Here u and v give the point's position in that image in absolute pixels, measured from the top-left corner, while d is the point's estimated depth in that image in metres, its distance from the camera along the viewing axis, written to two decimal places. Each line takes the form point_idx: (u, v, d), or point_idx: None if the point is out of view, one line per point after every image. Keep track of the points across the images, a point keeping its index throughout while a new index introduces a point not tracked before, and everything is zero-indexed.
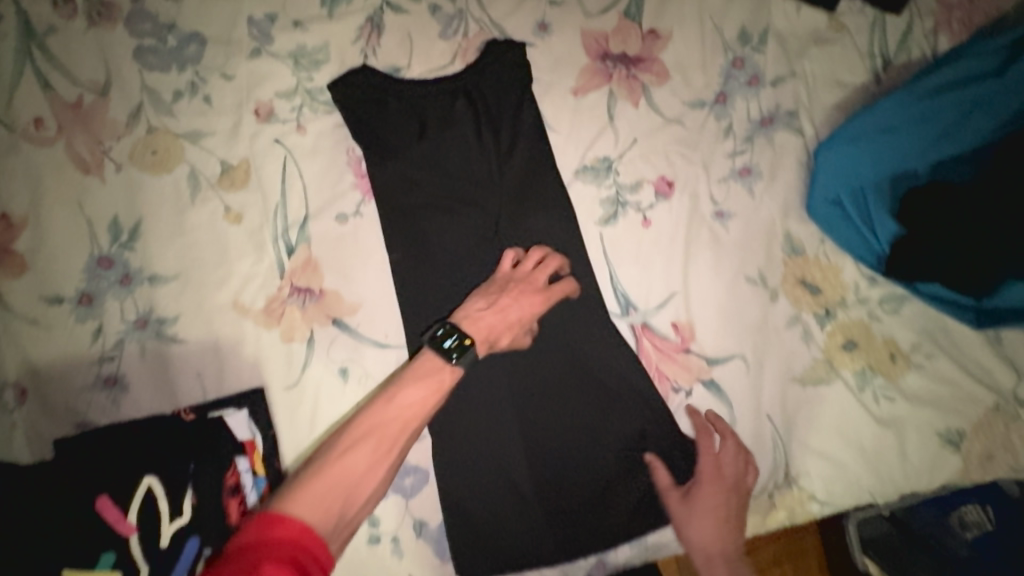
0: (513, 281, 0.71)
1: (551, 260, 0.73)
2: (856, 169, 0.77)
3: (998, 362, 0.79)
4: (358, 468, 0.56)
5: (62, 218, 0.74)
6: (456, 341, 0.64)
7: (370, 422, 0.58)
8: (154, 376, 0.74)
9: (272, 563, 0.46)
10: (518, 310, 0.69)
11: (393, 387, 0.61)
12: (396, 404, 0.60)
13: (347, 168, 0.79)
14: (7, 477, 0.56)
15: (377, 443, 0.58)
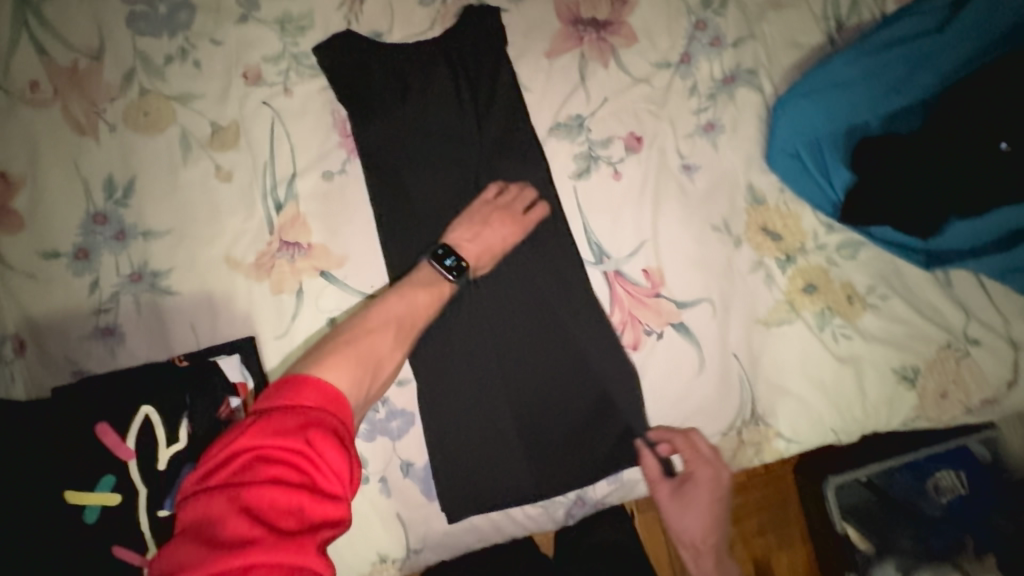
0: (495, 210, 0.78)
1: (528, 194, 0.80)
2: (812, 122, 0.81)
3: (948, 302, 0.85)
4: (381, 346, 0.65)
5: (59, 176, 0.77)
6: (454, 262, 0.74)
7: (389, 312, 0.68)
8: (149, 327, 0.77)
9: (318, 429, 0.49)
10: (501, 240, 0.77)
11: (404, 287, 0.71)
12: (409, 301, 0.70)
13: (332, 128, 0.82)
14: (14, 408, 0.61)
15: (396, 328, 0.67)
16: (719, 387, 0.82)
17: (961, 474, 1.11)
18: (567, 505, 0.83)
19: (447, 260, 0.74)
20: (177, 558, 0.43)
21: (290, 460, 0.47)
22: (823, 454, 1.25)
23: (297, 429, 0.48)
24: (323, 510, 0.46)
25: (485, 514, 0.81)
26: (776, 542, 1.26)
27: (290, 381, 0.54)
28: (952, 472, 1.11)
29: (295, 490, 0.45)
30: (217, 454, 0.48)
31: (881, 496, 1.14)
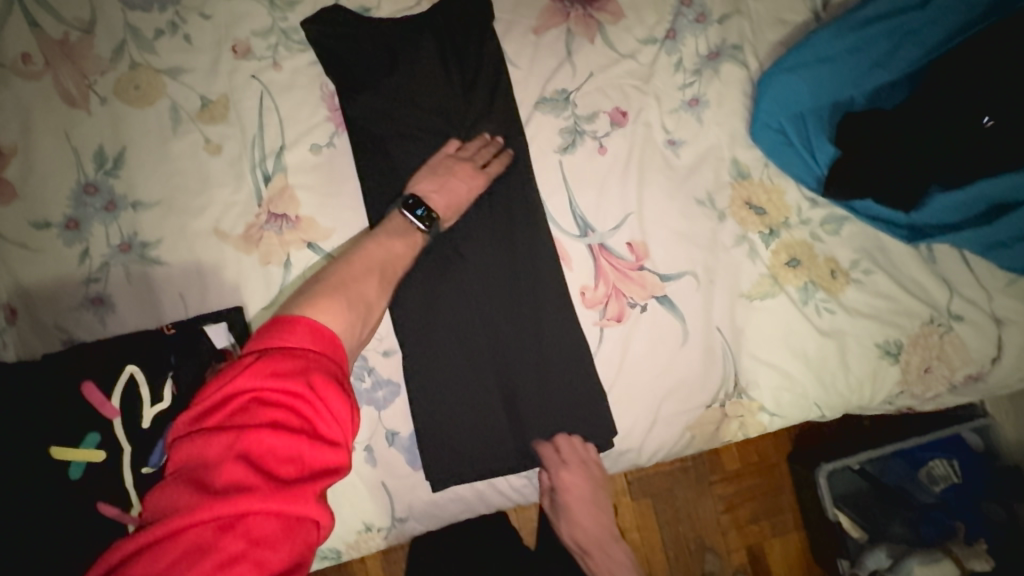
0: (456, 160, 0.80)
1: (490, 144, 0.81)
2: (797, 96, 0.82)
3: (932, 278, 0.85)
4: (367, 289, 0.65)
5: (50, 146, 0.78)
6: (425, 213, 0.75)
7: (372, 258, 0.69)
8: (139, 296, 0.78)
9: (319, 373, 0.49)
10: (468, 188, 0.78)
11: (382, 234, 0.73)
12: (389, 249, 0.72)
13: (321, 102, 0.83)
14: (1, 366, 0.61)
15: (379, 273, 0.68)
16: (703, 360, 0.82)
17: (956, 463, 1.19)
18: None
19: (419, 211, 0.75)
20: (172, 499, 0.42)
21: (292, 405, 0.47)
22: (808, 442, 1.33)
23: (297, 372, 0.48)
24: (323, 457, 0.46)
25: (469, 484, 0.82)
26: (770, 528, 1.30)
27: (284, 323, 0.53)
28: (945, 461, 1.19)
29: (296, 435, 0.45)
30: (213, 396, 0.47)
31: (874, 483, 1.20)
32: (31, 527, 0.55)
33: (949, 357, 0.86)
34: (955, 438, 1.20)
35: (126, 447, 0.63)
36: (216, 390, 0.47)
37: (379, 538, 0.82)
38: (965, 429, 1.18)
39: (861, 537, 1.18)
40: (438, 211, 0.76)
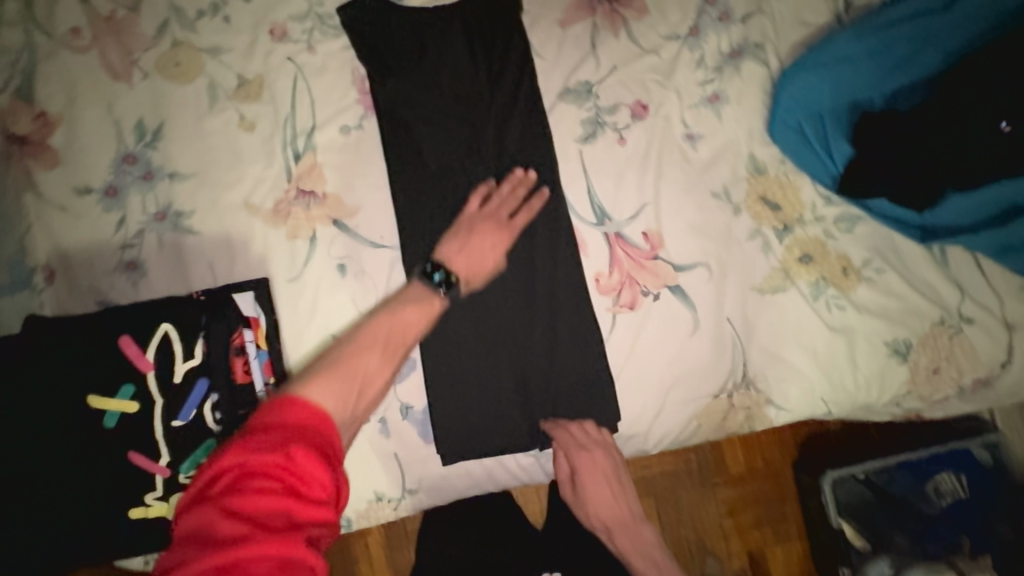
0: (478, 221, 0.80)
1: (523, 192, 0.82)
2: (816, 96, 0.84)
3: (944, 279, 0.86)
4: (367, 365, 0.61)
5: (93, 117, 0.82)
6: (443, 275, 0.74)
7: (376, 333, 0.65)
8: (170, 263, 0.82)
9: (303, 441, 0.49)
10: (489, 252, 0.78)
11: (395, 308, 0.69)
12: (398, 320, 0.68)
13: (351, 86, 0.86)
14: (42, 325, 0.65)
15: (382, 348, 0.64)
16: (712, 350, 0.84)
17: (962, 478, 1.19)
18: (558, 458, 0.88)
19: (434, 275, 0.74)
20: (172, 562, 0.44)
21: (275, 476, 0.46)
22: (816, 449, 1.34)
23: (277, 445, 0.48)
24: (310, 515, 0.46)
25: (478, 461, 0.85)
26: (771, 533, 1.31)
27: (276, 401, 0.53)
28: (952, 475, 1.19)
29: (281, 496, 0.46)
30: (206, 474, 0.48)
31: (881, 494, 1.19)
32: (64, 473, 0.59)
33: (958, 358, 0.87)
34: (964, 452, 1.20)
35: (159, 399, 0.66)
36: (208, 469, 0.48)
37: (389, 509, 0.84)
38: (974, 445, 1.19)
39: (863, 547, 1.18)
40: (457, 274, 0.75)
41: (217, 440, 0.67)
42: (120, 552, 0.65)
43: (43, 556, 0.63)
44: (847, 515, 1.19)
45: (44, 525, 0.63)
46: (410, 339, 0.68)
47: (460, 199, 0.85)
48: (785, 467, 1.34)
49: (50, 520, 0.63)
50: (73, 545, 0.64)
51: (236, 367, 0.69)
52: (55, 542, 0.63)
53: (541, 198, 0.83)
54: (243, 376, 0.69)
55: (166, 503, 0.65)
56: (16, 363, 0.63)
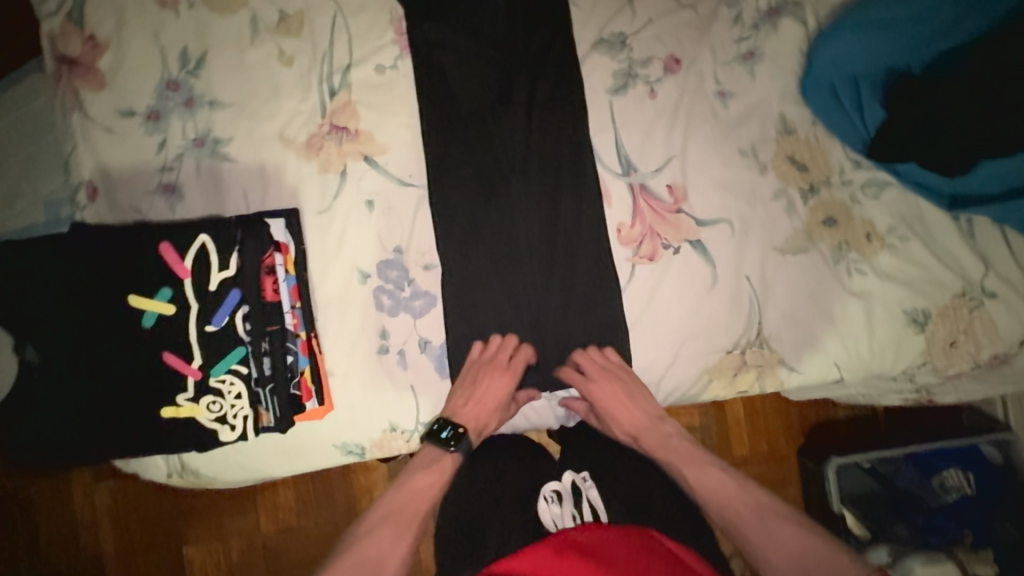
0: (480, 365, 0.85)
1: (520, 351, 0.86)
2: (853, 57, 0.82)
3: (969, 252, 0.86)
4: (386, 530, 0.79)
5: (140, 42, 0.85)
6: (450, 432, 0.84)
7: (394, 503, 0.82)
8: (207, 187, 0.85)
9: None
10: (492, 395, 0.86)
11: (405, 477, 0.84)
12: (408, 488, 0.83)
13: (389, 26, 0.88)
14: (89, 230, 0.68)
15: (393, 525, 0.80)
16: (728, 307, 0.85)
17: (970, 475, 1.20)
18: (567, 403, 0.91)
19: (442, 433, 0.84)
20: None
21: None
22: (821, 437, 1.36)
23: None
24: None
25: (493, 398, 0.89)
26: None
27: None
28: (959, 471, 1.20)
29: None
30: None
31: (886, 484, 1.21)
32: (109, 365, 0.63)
33: (977, 332, 0.86)
34: (973, 450, 1.21)
35: (194, 305, 0.69)
36: None
37: (402, 440, 0.87)
38: (984, 442, 1.20)
39: (864, 536, 1.18)
40: (465, 425, 0.85)
41: (248, 349, 0.70)
42: (145, 448, 0.68)
43: (78, 445, 0.67)
44: (848, 504, 1.20)
45: (79, 415, 0.66)
46: (421, 486, 0.84)
47: (489, 144, 0.86)
48: (792, 453, 1.35)
49: (86, 410, 0.67)
50: (104, 437, 0.67)
51: (265, 285, 0.71)
52: (88, 432, 0.67)
53: (528, 353, 0.87)
54: (272, 295, 0.72)
55: (195, 404, 0.69)
56: (66, 260, 0.67)
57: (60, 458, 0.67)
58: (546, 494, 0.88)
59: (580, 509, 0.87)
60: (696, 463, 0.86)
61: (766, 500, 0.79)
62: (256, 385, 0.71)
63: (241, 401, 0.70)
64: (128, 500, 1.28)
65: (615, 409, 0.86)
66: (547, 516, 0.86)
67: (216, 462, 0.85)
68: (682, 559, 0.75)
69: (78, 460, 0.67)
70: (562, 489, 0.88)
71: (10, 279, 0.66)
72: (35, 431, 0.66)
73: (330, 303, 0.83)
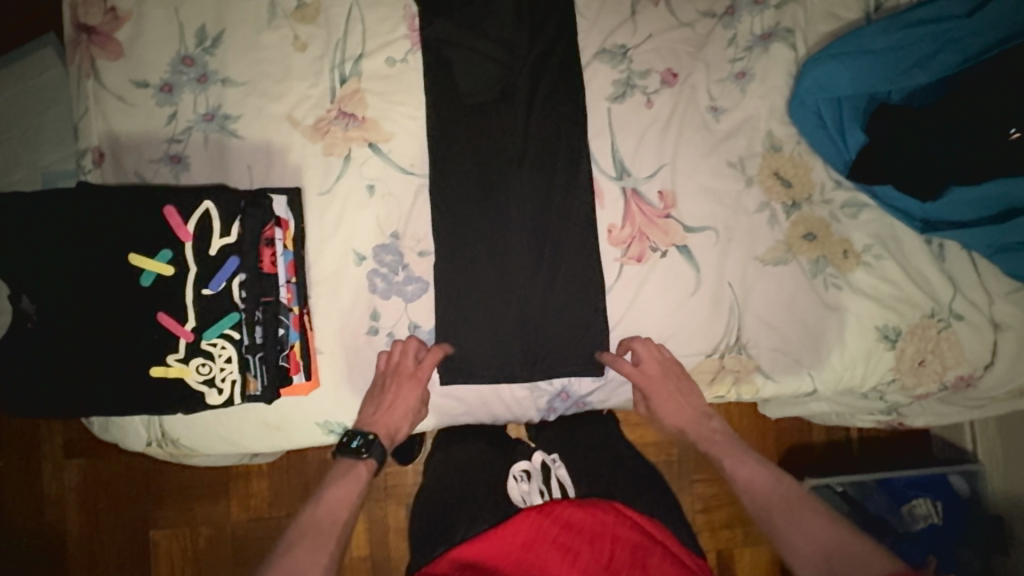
0: (389, 375, 0.84)
1: (428, 355, 0.85)
2: (837, 82, 0.87)
3: (938, 273, 0.90)
4: (300, 547, 0.76)
5: (160, 17, 0.88)
6: (360, 440, 0.84)
7: (311, 519, 0.80)
8: (212, 161, 0.87)
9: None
10: (403, 400, 0.85)
11: (321, 494, 0.83)
12: (323, 501, 0.82)
13: (402, 21, 0.91)
14: (95, 188, 0.69)
15: (315, 538, 0.77)
16: (709, 310, 0.88)
17: (939, 504, 1.22)
18: (550, 396, 0.92)
19: (352, 443, 0.84)
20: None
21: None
22: (797, 459, 1.39)
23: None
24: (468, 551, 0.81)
25: (474, 389, 0.90)
26: (743, 536, 1.34)
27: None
28: (928, 500, 1.22)
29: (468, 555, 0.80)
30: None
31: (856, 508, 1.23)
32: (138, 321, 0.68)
33: (943, 352, 0.90)
34: (943, 481, 1.24)
35: (192, 269, 0.70)
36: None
37: None
38: (952, 473, 1.24)
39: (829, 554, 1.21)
40: (376, 432, 0.85)
41: (242, 315, 0.71)
42: (130, 406, 0.69)
43: (66, 397, 0.68)
44: None
45: (71, 368, 0.68)
46: (338, 497, 0.82)
47: (489, 139, 0.90)
48: None
49: (77, 364, 0.68)
50: (91, 392, 0.68)
51: (263, 256, 0.73)
52: (77, 386, 0.68)
53: (440, 351, 0.85)
54: (270, 266, 0.73)
55: (185, 365, 0.69)
56: (68, 214, 0.68)
57: (48, 410, 0.68)
58: (517, 473, 0.95)
59: (547, 484, 0.95)
60: (737, 454, 0.89)
61: (792, 492, 0.81)
62: (246, 352, 0.72)
63: (231, 365, 0.71)
64: (98, 481, 1.26)
65: (667, 406, 0.89)
66: (516, 493, 0.93)
67: (196, 432, 0.86)
68: (646, 531, 0.81)
69: (64, 413, 0.68)
70: (530, 468, 0.95)
71: (12, 228, 0.67)
72: (25, 379, 0.67)
73: (323, 281, 0.86)
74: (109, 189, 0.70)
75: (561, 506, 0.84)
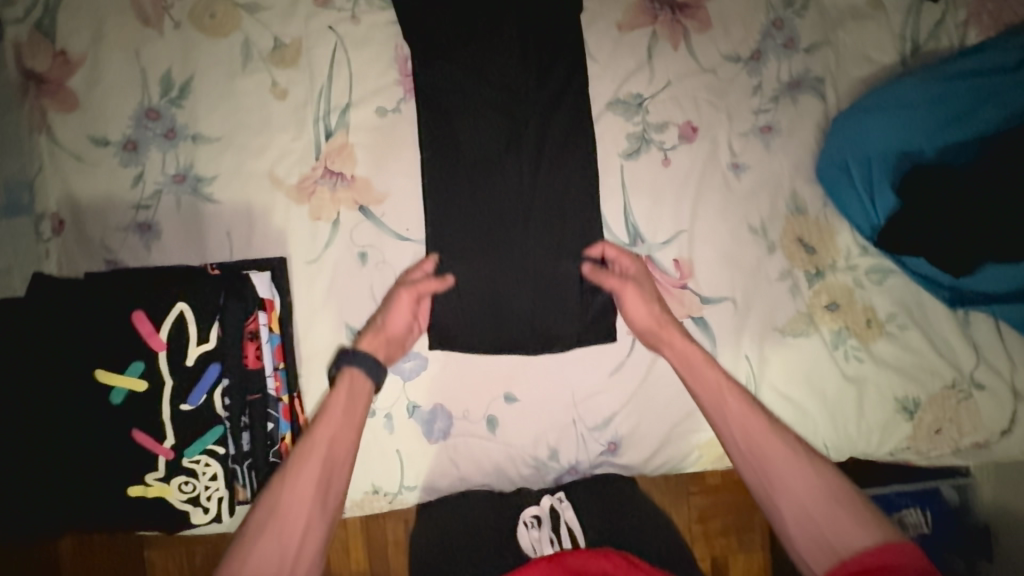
0: None
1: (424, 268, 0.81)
2: (868, 140, 0.80)
3: (963, 341, 0.86)
4: (300, 494, 0.62)
5: (118, 63, 0.78)
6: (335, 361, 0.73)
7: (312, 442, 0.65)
8: (186, 228, 0.79)
9: None
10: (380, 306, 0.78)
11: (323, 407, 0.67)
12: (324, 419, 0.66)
13: (393, 64, 0.81)
14: (66, 289, 0.65)
15: (318, 484, 0.63)
16: None
17: (928, 514, 1.05)
18: (558, 471, 0.85)
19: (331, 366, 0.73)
20: None
21: None
22: None
23: None
24: None
25: (478, 469, 0.84)
26: (739, 544, 1.09)
27: None
28: (918, 509, 1.05)
29: None
30: None
31: None
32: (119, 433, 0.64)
33: (964, 423, 0.86)
34: (932, 492, 1.06)
35: (168, 381, 0.65)
36: None
37: (383, 501, 0.83)
38: (944, 484, 1.06)
39: None
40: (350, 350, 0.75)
41: (226, 426, 0.67)
42: (113, 523, 0.65)
43: (35, 520, 0.63)
44: None
45: (41, 488, 0.63)
46: (333, 424, 0.65)
47: (490, 196, 0.80)
48: None
49: (49, 485, 0.63)
50: (65, 513, 0.64)
51: (247, 351, 0.68)
52: (46, 509, 0.63)
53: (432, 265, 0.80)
54: (254, 361, 0.69)
55: (166, 484, 0.65)
56: (38, 322, 0.63)
57: (19, 531, 0.64)
58: (527, 518, 0.83)
59: (558, 532, 0.83)
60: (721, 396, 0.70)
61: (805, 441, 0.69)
62: (232, 462, 0.68)
63: (217, 482, 0.67)
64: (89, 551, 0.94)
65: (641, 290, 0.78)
66: (525, 541, 0.82)
67: None
68: None
69: (38, 534, 0.64)
70: (540, 513, 0.83)
71: None
72: None
73: (314, 358, 0.79)
74: (82, 289, 0.65)
75: (572, 556, 0.71)
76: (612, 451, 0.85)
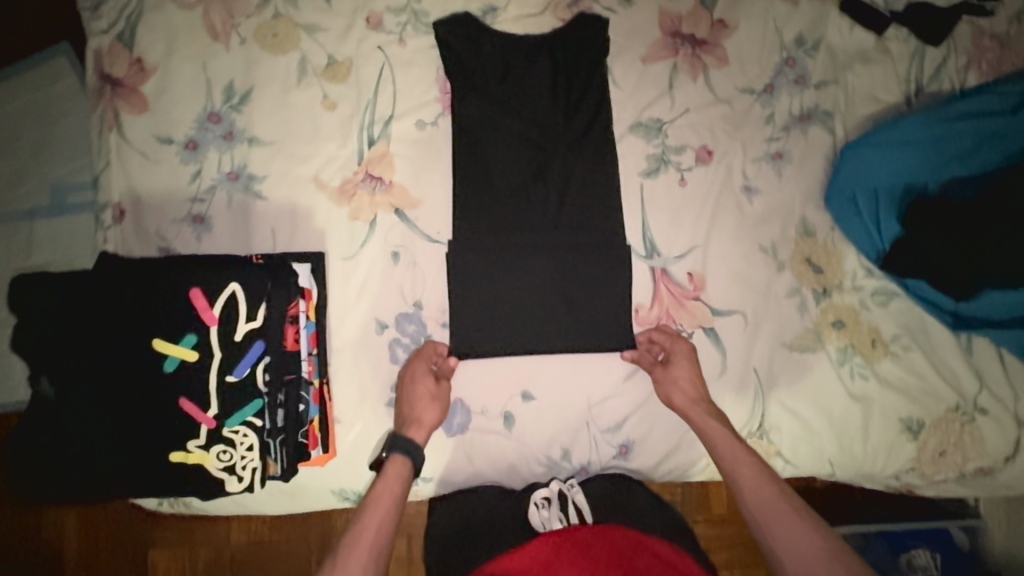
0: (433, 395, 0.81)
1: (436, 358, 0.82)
2: (875, 172, 0.85)
3: (966, 366, 0.89)
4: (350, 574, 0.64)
5: (188, 73, 0.86)
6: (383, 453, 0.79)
7: (363, 534, 0.68)
8: (236, 222, 0.85)
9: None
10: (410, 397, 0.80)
11: (371, 498, 0.72)
12: (372, 512, 0.70)
13: (434, 84, 0.89)
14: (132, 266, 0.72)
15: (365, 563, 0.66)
16: (734, 397, 0.87)
17: (937, 556, 1.03)
18: (570, 472, 0.88)
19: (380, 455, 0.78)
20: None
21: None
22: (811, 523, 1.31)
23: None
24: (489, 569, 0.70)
25: (494, 465, 0.87)
26: None
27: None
28: (928, 551, 1.04)
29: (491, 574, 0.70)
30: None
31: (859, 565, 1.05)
32: (170, 400, 0.70)
33: (969, 447, 0.88)
34: (941, 532, 1.06)
35: (216, 354, 0.70)
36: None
37: None
38: (952, 525, 1.06)
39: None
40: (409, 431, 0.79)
41: (265, 401, 0.72)
42: (157, 486, 0.70)
43: (88, 475, 0.69)
44: None
45: (97, 448, 0.69)
46: (379, 509, 0.71)
47: (517, 207, 0.86)
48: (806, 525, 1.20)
49: (105, 444, 0.69)
50: (118, 470, 0.69)
51: (287, 334, 0.74)
52: (99, 464, 0.69)
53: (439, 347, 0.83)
54: (292, 344, 0.74)
55: (205, 452, 0.70)
56: (105, 294, 0.70)
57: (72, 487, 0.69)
58: (537, 499, 0.82)
59: (567, 512, 0.81)
60: (735, 461, 0.75)
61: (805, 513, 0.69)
62: (268, 436, 0.72)
63: (252, 453, 0.71)
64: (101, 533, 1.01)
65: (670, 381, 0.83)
66: (535, 519, 0.80)
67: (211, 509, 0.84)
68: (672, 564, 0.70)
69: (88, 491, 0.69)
70: (551, 494, 0.82)
71: (57, 304, 0.70)
72: (55, 457, 0.69)
73: (344, 350, 0.83)
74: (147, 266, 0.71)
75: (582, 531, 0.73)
76: (622, 454, 0.88)
